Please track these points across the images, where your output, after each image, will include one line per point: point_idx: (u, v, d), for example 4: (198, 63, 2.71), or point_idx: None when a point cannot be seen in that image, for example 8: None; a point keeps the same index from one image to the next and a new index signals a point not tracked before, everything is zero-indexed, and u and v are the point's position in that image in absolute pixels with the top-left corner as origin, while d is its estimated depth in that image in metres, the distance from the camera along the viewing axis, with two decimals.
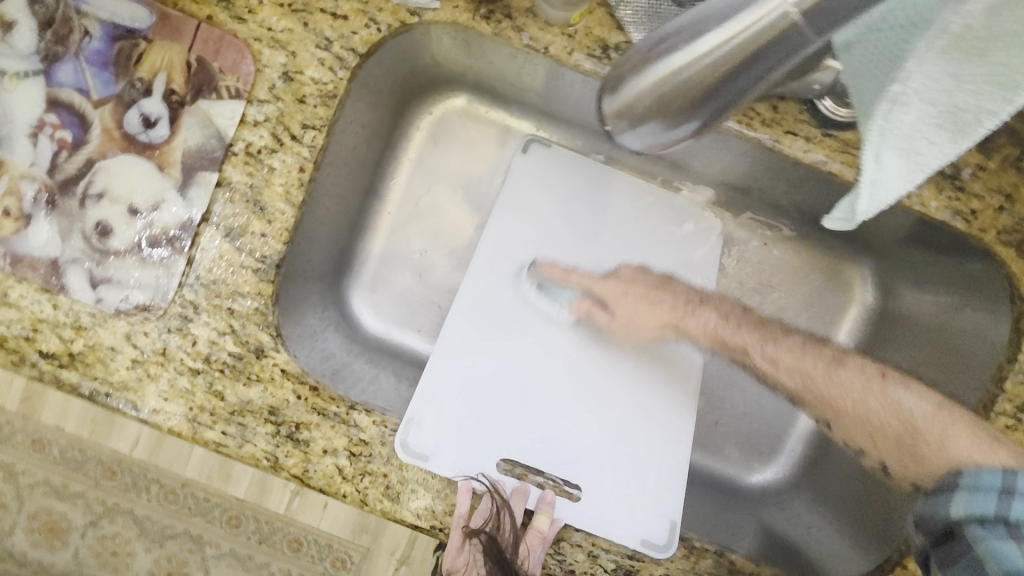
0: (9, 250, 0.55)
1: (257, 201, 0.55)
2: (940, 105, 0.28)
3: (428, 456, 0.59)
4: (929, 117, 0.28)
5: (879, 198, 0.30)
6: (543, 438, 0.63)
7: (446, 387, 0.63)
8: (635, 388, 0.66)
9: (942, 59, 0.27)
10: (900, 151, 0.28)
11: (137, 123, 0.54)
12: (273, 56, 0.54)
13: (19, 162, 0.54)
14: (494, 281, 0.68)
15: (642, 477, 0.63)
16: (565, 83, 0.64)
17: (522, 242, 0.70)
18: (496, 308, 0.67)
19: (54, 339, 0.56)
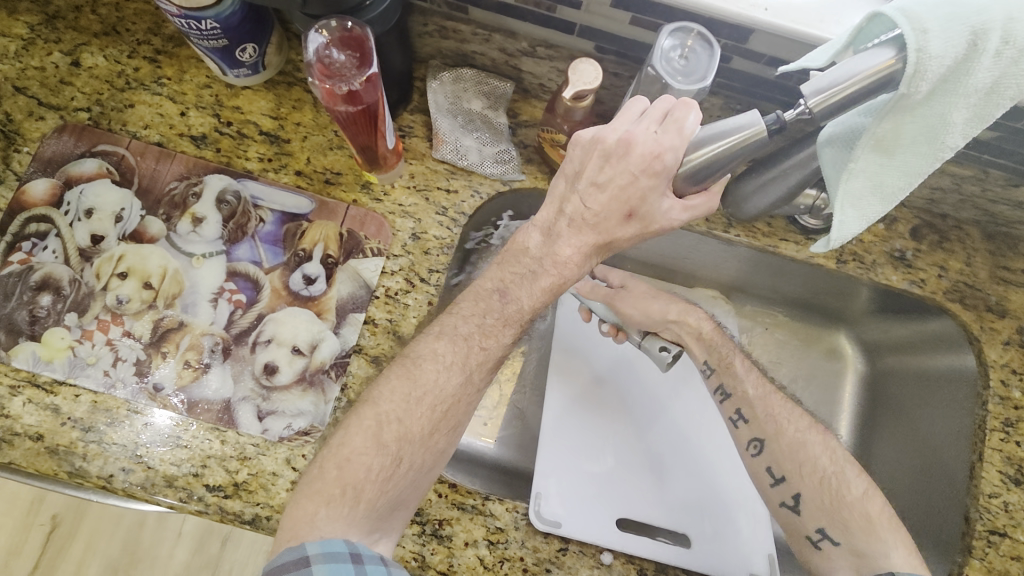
0: (187, 396, 0.65)
1: (396, 331, 0.69)
2: (873, 181, 0.44)
3: (560, 523, 0.67)
4: (870, 187, 0.44)
5: (842, 235, 0.45)
6: (645, 500, 0.73)
7: (557, 464, 0.73)
8: (708, 444, 0.79)
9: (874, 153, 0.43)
10: (854, 207, 0.45)
11: (300, 282, 0.69)
12: (404, 223, 0.72)
13: (201, 323, 0.67)
14: (573, 369, 0.82)
15: (735, 521, 0.73)
16: None
17: (589, 337, 0.85)
18: (581, 392, 0.80)
19: (221, 472, 0.64)
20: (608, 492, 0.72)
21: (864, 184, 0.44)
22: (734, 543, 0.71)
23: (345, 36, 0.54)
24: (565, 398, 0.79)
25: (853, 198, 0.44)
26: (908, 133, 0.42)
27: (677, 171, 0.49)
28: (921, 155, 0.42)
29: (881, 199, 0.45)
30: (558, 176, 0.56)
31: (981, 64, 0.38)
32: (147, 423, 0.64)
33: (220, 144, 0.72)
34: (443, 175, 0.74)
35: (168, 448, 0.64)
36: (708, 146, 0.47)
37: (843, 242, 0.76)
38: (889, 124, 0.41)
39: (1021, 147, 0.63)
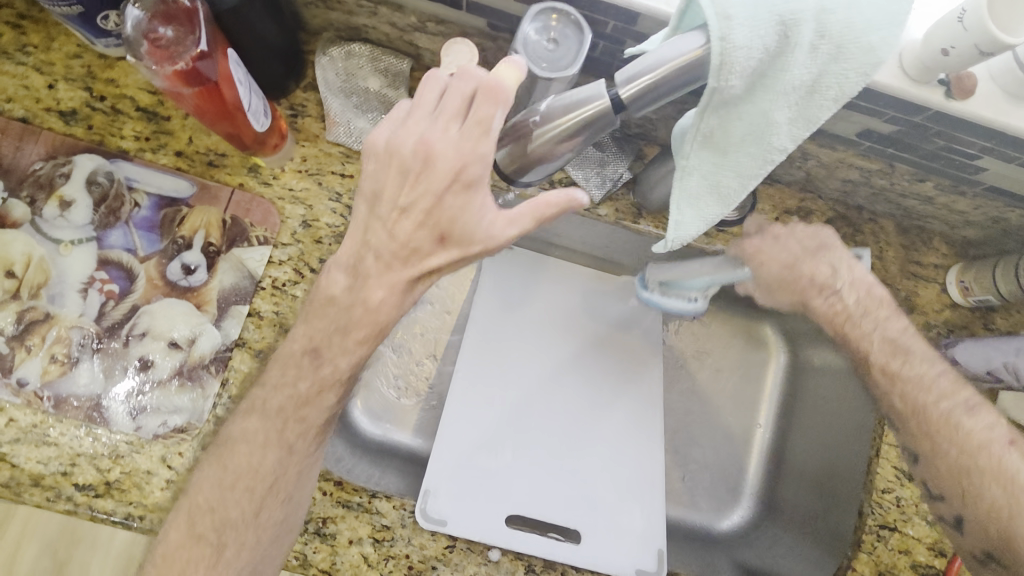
0: (54, 392, 0.62)
1: (283, 324, 0.66)
2: (708, 179, 0.41)
3: (446, 521, 0.67)
4: (706, 185, 0.42)
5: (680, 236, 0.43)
6: (540, 495, 0.74)
7: (452, 460, 0.72)
8: (613, 441, 0.79)
9: (703, 150, 0.41)
10: (688, 207, 0.42)
11: (178, 272, 0.65)
12: (294, 210, 0.68)
13: (69, 314, 0.63)
14: (479, 363, 0.80)
15: (630, 516, 0.74)
16: None
17: (500, 329, 0.83)
18: (485, 385, 0.79)
19: (91, 471, 0.61)
20: (502, 488, 0.73)
21: (700, 183, 0.42)
22: (623, 541, 0.73)
23: (168, 10, 0.54)
24: (469, 391, 0.78)
25: (689, 199, 0.42)
26: (734, 130, 0.39)
27: (517, 155, 0.41)
28: (751, 156, 0.40)
29: (721, 201, 0.42)
30: (360, 199, 0.52)
31: (797, 57, 0.36)
32: (11, 420, 0.61)
33: (92, 120, 0.67)
34: (337, 158, 0.70)
35: (33, 446, 0.61)
36: (554, 121, 0.38)
37: None
38: (716, 118, 0.39)
39: (921, 142, 0.62)
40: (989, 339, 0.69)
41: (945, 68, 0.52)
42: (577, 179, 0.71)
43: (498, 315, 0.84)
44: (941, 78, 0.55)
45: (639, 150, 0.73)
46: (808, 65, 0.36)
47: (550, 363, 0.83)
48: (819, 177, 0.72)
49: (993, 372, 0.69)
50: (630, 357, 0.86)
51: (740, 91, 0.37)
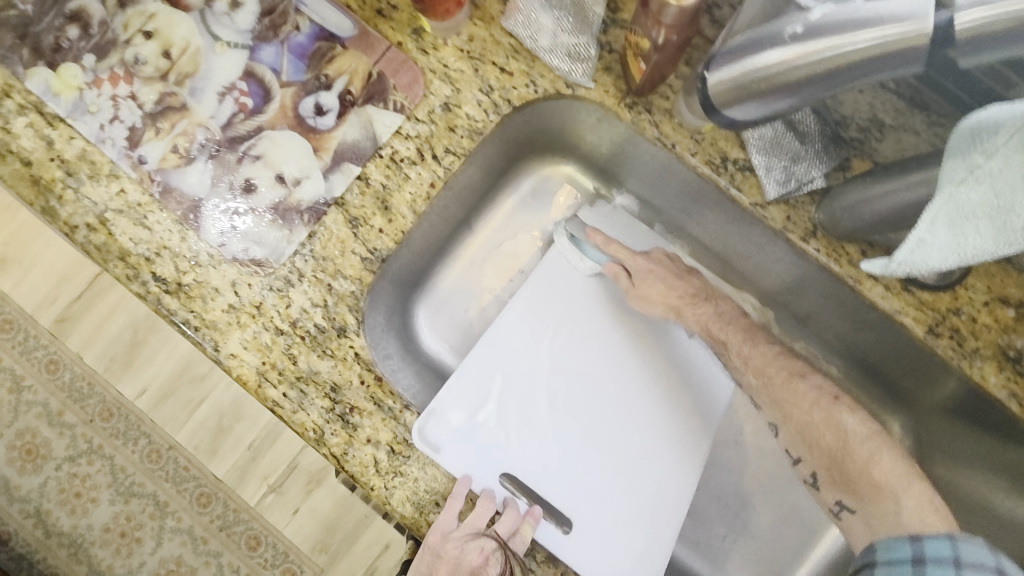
0: (165, 181, 0.62)
1: (385, 201, 0.62)
2: (999, 198, 0.34)
3: (438, 449, 0.61)
4: (990, 204, 0.34)
5: (916, 257, 0.37)
6: (548, 465, 0.66)
7: (472, 387, 0.66)
8: (645, 447, 0.70)
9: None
10: (949, 225, 0.36)
11: (310, 109, 0.62)
12: (440, 87, 0.62)
13: (202, 113, 0.63)
14: (542, 302, 0.72)
15: (630, 529, 0.66)
16: (642, 152, 0.72)
17: (576, 279, 0.74)
18: (538, 327, 0.71)
19: (170, 267, 0.62)
20: (508, 438, 0.65)
21: (983, 201, 0.35)
22: (615, 547, 0.65)
23: None
24: (517, 329, 0.70)
25: (959, 218, 0.36)
26: None
27: (739, 79, 0.45)
28: None
29: (996, 233, 0.35)
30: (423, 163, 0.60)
31: None
32: (122, 191, 0.63)
33: None
34: (504, 50, 0.62)
35: (131, 223, 0.62)
36: (758, 62, 0.44)
37: (950, 311, 0.58)
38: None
39: None
40: None
41: None
42: (756, 166, 0.59)
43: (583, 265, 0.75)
44: None
45: (847, 159, 0.58)
46: None
47: (611, 346, 0.73)
48: None
49: None
50: (697, 377, 0.75)
51: None
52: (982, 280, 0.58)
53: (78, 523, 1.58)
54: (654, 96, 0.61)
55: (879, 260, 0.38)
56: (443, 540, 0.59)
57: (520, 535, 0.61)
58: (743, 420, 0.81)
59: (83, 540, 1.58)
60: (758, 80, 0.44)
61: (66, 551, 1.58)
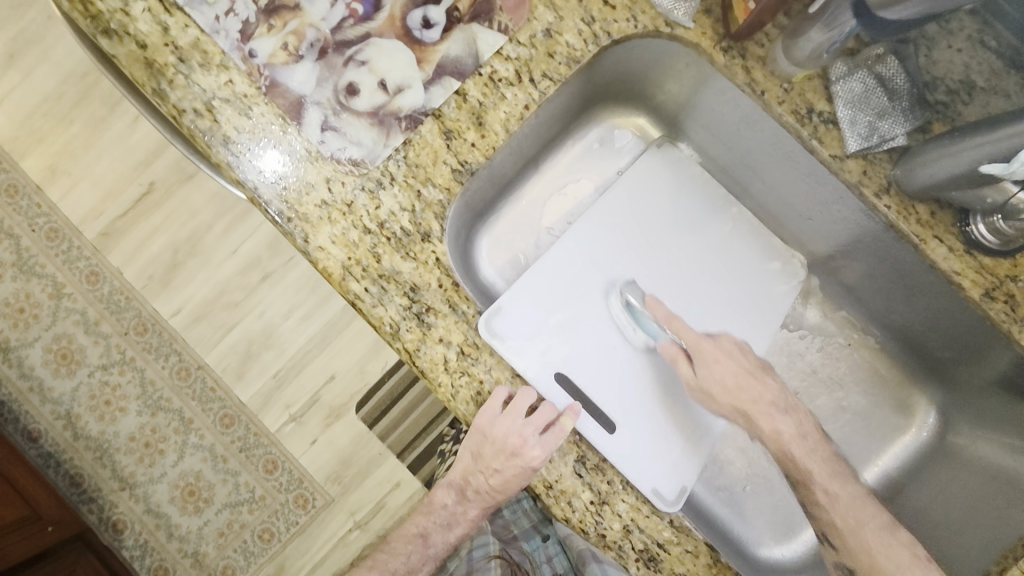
0: (272, 75, 0.65)
1: (480, 117, 0.65)
2: None
3: (502, 339, 0.66)
4: None
5: None
6: (597, 373, 0.70)
7: (535, 294, 0.71)
8: None
9: None
10: None
11: (418, 22, 0.65)
12: (544, 14, 0.65)
13: (314, 15, 0.66)
14: (603, 227, 0.77)
15: (669, 439, 0.70)
16: (721, 102, 0.74)
17: (637, 209, 0.79)
18: (597, 248, 0.76)
19: (269, 159, 0.65)
20: (563, 342, 0.70)
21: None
22: (655, 452, 0.68)
23: None
24: (579, 248, 0.75)
25: None
26: None
27: None
28: None
29: None
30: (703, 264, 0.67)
31: None
32: (230, 82, 0.66)
33: None
34: None
35: (237, 113, 0.66)
36: None
37: (1008, 278, 0.61)
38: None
39: None
40: None
41: None
42: (841, 119, 0.61)
43: (644, 197, 0.79)
44: None
45: (929, 121, 0.61)
46: None
47: (669, 273, 0.78)
48: None
49: None
50: (748, 315, 0.79)
51: None
52: None
53: (106, 429, 1.58)
54: (749, 43, 0.64)
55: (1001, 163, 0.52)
56: (491, 426, 0.63)
57: (559, 424, 0.63)
58: (779, 379, 0.84)
59: (109, 445, 1.57)
60: None
61: (90, 455, 1.58)
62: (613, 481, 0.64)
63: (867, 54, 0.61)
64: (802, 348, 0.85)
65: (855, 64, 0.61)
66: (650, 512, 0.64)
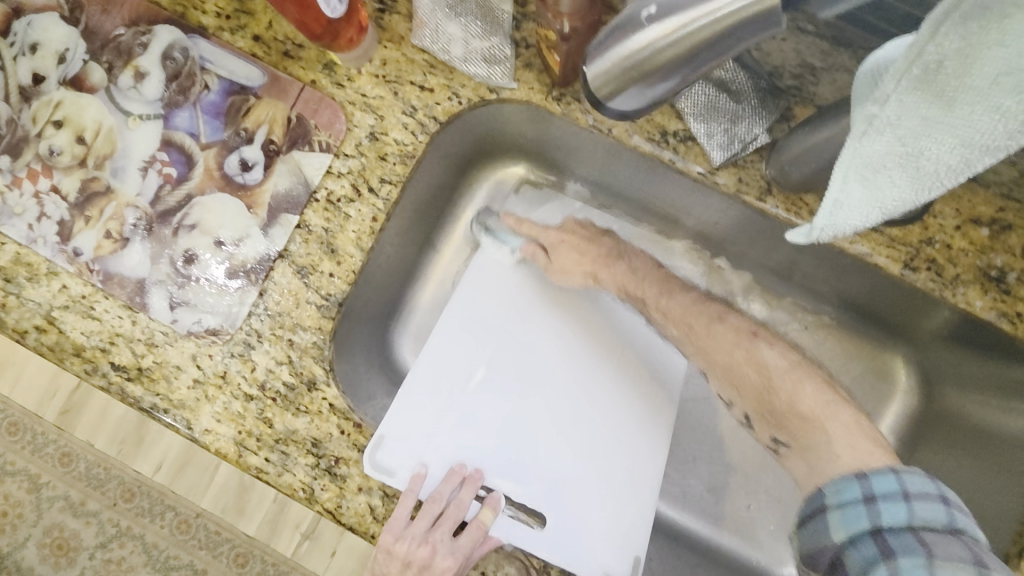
0: (103, 268, 0.61)
1: (330, 244, 0.60)
2: (906, 144, 0.32)
3: (393, 473, 0.59)
4: (898, 153, 0.32)
5: (838, 219, 0.35)
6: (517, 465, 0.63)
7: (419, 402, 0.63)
8: (615, 424, 0.67)
9: (917, 97, 0.31)
10: (864, 181, 0.34)
11: (236, 167, 0.60)
12: (363, 118, 0.60)
13: (128, 192, 0.61)
14: (475, 296, 0.69)
15: (618, 506, 0.63)
16: (585, 138, 0.69)
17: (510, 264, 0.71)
18: (477, 323, 0.68)
19: (127, 354, 0.60)
20: (465, 445, 0.63)
21: (888, 152, 0.33)
22: (602, 530, 0.62)
23: None
24: (457, 331, 0.67)
25: (870, 172, 0.33)
26: (979, 77, 0.29)
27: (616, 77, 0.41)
28: (999, 112, 0.29)
29: (912, 181, 0.33)
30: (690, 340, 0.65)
31: None
32: (63, 287, 0.61)
33: None
34: (420, 67, 0.60)
35: (80, 317, 0.60)
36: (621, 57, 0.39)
37: (923, 242, 0.56)
38: (956, 42, 0.29)
39: None
40: None
41: None
42: (697, 134, 0.57)
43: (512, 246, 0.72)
44: None
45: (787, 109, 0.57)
46: None
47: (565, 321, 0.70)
48: None
49: None
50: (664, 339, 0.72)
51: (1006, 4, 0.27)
52: (948, 205, 0.56)
53: None
54: (580, 84, 0.59)
55: (802, 229, 0.35)
56: (409, 547, 0.56)
57: (480, 521, 0.58)
58: None
59: None
60: (628, 71, 0.40)
61: None
62: None
63: None
64: None
65: None
66: None
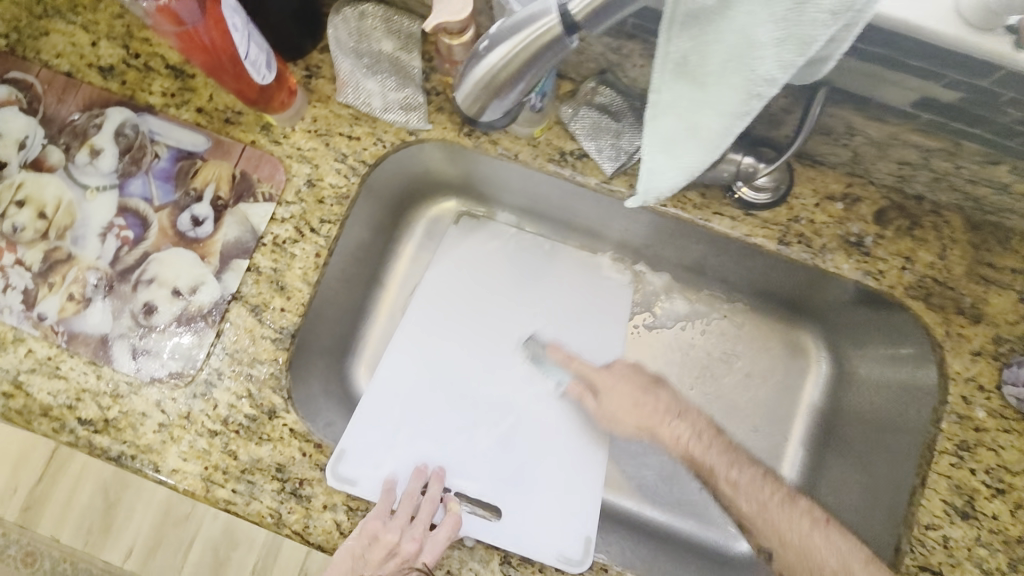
0: (68, 328, 0.65)
1: (280, 282, 0.66)
2: (686, 117, 0.38)
3: (355, 482, 0.65)
4: (682, 125, 0.38)
5: (657, 184, 0.41)
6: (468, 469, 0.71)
7: (376, 419, 0.71)
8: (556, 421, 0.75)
9: (679, 79, 0.37)
10: (665, 151, 0.39)
11: (188, 223, 0.67)
12: (300, 168, 0.68)
13: (88, 256, 0.67)
14: (420, 324, 0.79)
15: (564, 494, 0.70)
16: (502, 168, 0.78)
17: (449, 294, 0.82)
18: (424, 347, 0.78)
19: (93, 407, 0.64)
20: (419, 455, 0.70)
21: (676, 126, 0.38)
22: (550, 516, 0.68)
23: None
24: (406, 354, 0.77)
25: (667, 144, 0.39)
26: (715, 54, 0.35)
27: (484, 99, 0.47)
28: (739, 78, 0.35)
29: (701, 145, 0.38)
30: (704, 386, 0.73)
31: None
32: (30, 351, 0.65)
33: (126, 77, 0.70)
34: (346, 120, 0.69)
35: (46, 378, 0.64)
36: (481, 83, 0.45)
37: (791, 221, 0.65)
38: (689, 38, 0.35)
39: (992, 113, 0.49)
40: None
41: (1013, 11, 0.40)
42: (589, 151, 0.67)
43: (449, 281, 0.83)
44: (1008, 24, 0.42)
45: None
46: None
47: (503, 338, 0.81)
48: (868, 157, 0.61)
49: None
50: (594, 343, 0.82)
51: None
52: (807, 187, 0.66)
53: None
54: None
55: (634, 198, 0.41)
56: (401, 537, 0.61)
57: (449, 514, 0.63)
58: (680, 376, 0.87)
59: None
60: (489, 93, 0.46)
61: None
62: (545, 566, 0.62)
63: (585, 91, 0.67)
64: (687, 338, 0.88)
65: (578, 104, 0.67)
66: None
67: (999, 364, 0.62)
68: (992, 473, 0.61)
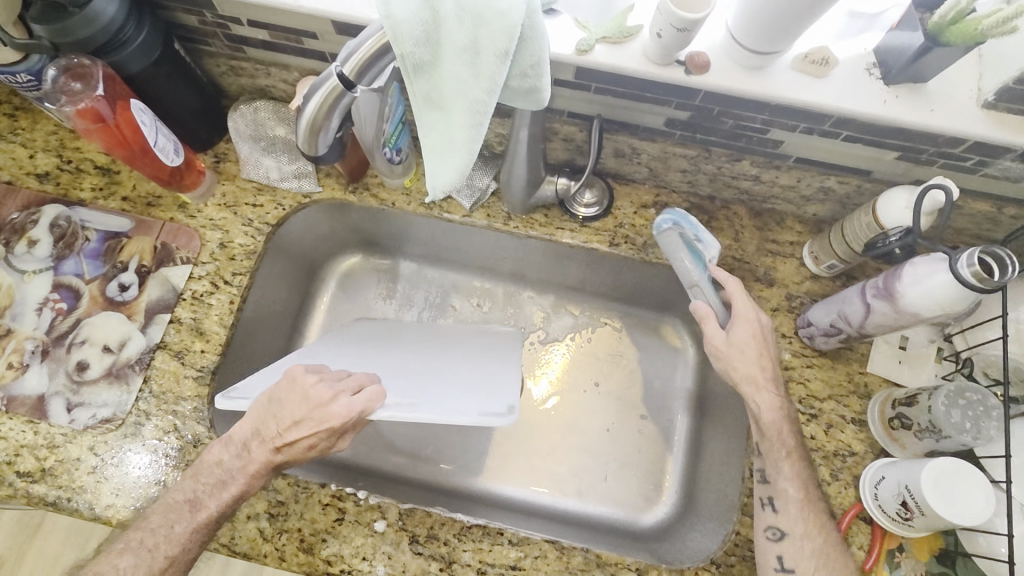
0: (6, 393, 0.73)
1: (199, 328, 0.77)
2: (445, 135, 0.55)
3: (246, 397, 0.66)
4: (444, 140, 0.55)
5: (440, 185, 0.57)
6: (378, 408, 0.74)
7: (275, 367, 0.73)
8: (464, 358, 0.80)
9: (430, 111, 0.55)
10: (439, 160, 0.56)
11: (116, 290, 0.78)
12: (213, 234, 0.81)
13: (26, 329, 0.76)
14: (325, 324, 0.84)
15: (483, 389, 0.70)
16: (392, 219, 0.92)
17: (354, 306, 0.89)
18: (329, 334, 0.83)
19: (31, 460, 0.71)
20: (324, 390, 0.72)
21: (440, 142, 0.55)
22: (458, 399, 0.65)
23: (79, 69, 0.65)
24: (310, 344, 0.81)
25: (437, 153, 0.56)
26: (446, 90, 0.53)
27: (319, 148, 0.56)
28: (465, 100, 0.52)
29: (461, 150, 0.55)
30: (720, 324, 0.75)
31: (450, 28, 0.49)
32: None
33: (60, 178, 0.84)
34: (251, 192, 0.84)
35: None
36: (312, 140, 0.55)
37: (617, 226, 0.82)
38: (424, 85, 0.53)
39: (716, 123, 0.70)
40: (833, 296, 0.72)
41: (676, 50, 0.59)
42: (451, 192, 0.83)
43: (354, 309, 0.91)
44: (678, 60, 0.62)
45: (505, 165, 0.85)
46: (465, 33, 0.49)
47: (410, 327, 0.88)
48: (660, 169, 0.80)
49: (834, 323, 0.71)
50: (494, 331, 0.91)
51: (426, 57, 0.50)
52: (625, 200, 0.83)
53: None
54: (367, 178, 0.85)
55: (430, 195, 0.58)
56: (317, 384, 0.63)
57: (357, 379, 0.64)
58: (576, 378, 0.97)
59: None
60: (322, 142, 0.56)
61: None
62: (449, 540, 0.70)
63: None
64: None
65: None
66: (491, 544, 0.70)
67: (793, 314, 0.78)
68: (804, 401, 0.75)
